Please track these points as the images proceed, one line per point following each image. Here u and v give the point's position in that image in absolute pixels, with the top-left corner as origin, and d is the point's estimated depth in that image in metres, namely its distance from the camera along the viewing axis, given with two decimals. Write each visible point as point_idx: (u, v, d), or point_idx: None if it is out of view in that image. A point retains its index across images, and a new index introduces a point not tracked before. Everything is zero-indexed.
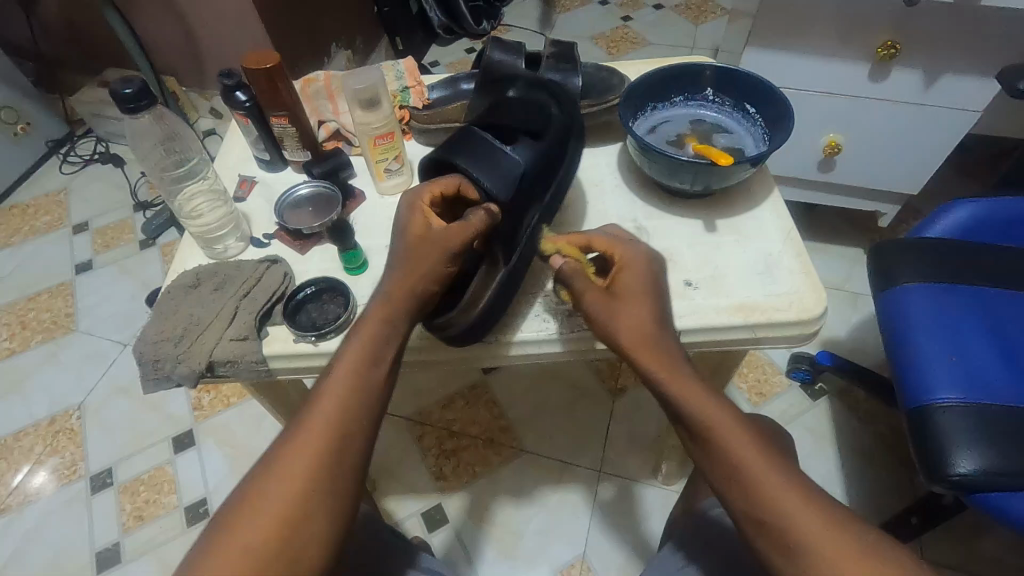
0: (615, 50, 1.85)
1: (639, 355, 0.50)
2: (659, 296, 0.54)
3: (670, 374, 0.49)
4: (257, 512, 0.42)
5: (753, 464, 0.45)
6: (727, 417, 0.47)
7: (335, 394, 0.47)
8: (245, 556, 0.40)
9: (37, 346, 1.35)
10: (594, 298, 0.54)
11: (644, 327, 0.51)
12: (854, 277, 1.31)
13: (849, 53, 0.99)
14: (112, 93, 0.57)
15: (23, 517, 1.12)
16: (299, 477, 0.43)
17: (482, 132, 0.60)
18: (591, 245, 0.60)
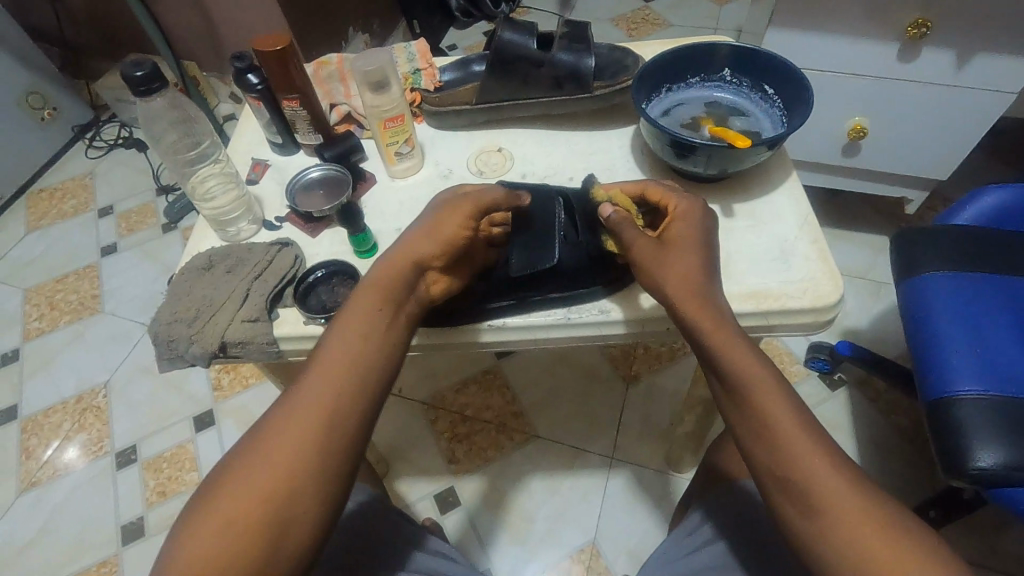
0: (635, 32, 1.82)
1: (685, 305, 0.50)
2: (709, 249, 0.54)
3: (715, 328, 0.49)
4: (249, 479, 0.43)
5: (784, 425, 0.44)
6: (765, 373, 0.47)
7: (336, 367, 0.48)
8: (237, 515, 0.42)
9: (65, 326, 1.39)
10: (645, 248, 0.53)
11: (693, 280, 0.51)
12: (878, 265, 1.27)
13: (877, 32, 0.95)
14: (123, 76, 0.58)
15: (53, 490, 1.17)
16: (294, 444, 0.44)
17: (557, 211, 0.64)
18: (646, 193, 0.60)
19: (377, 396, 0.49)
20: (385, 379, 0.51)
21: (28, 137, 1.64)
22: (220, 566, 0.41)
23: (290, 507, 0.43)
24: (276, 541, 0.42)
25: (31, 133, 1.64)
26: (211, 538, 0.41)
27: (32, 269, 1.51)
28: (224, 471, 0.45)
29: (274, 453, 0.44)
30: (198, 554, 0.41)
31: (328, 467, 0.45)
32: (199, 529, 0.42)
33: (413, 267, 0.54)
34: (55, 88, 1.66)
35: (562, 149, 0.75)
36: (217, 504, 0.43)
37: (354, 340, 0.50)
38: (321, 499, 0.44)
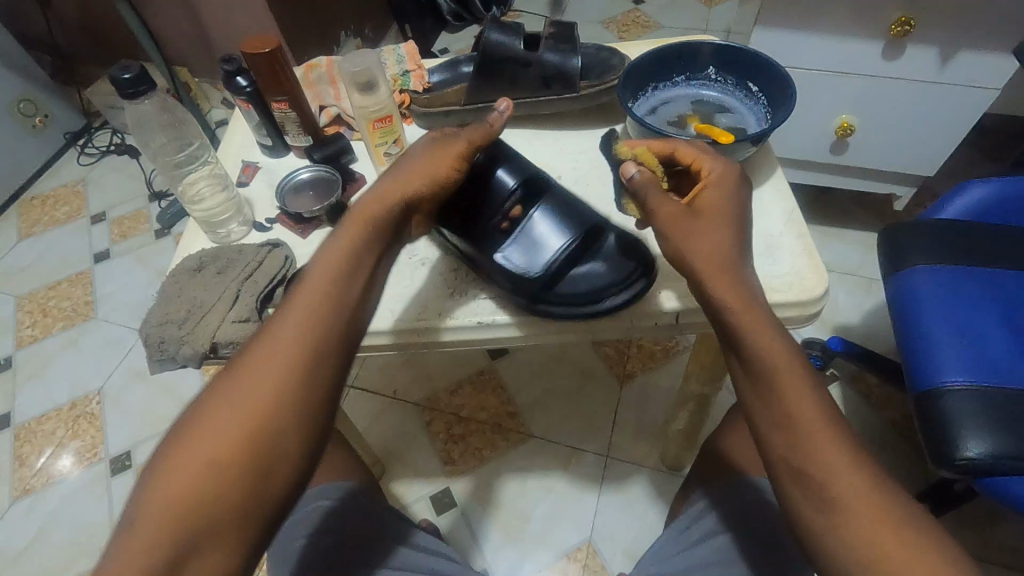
0: (625, 34, 1.83)
1: (716, 283, 0.49)
2: (739, 220, 0.53)
3: (742, 311, 0.48)
4: (229, 414, 0.43)
5: (807, 416, 0.44)
6: (793, 362, 0.46)
7: (311, 305, 0.47)
8: (215, 454, 0.41)
9: (58, 333, 1.39)
10: (671, 209, 0.52)
11: (719, 255, 0.50)
12: (868, 262, 1.28)
13: (862, 30, 0.96)
14: (111, 79, 0.58)
15: (47, 498, 1.16)
16: (271, 383, 0.44)
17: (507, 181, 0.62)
18: (675, 154, 0.58)
19: (353, 335, 0.49)
20: (361, 317, 0.50)
21: (20, 145, 1.63)
22: (199, 504, 0.40)
23: (270, 445, 0.43)
24: (259, 479, 0.42)
25: (23, 140, 1.64)
26: (188, 477, 0.41)
27: (24, 277, 1.50)
28: (197, 411, 0.44)
29: (250, 393, 0.43)
30: (173, 494, 0.40)
31: (308, 402, 0.44)
32: (174, 469, 0.41)
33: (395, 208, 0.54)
34: (46, 96, 1.66)
35: (550, 148, 0.76)
36: (195, 440, 0.42)
37: (329, 277, 0.48)
38: (303, 433, 0.44)
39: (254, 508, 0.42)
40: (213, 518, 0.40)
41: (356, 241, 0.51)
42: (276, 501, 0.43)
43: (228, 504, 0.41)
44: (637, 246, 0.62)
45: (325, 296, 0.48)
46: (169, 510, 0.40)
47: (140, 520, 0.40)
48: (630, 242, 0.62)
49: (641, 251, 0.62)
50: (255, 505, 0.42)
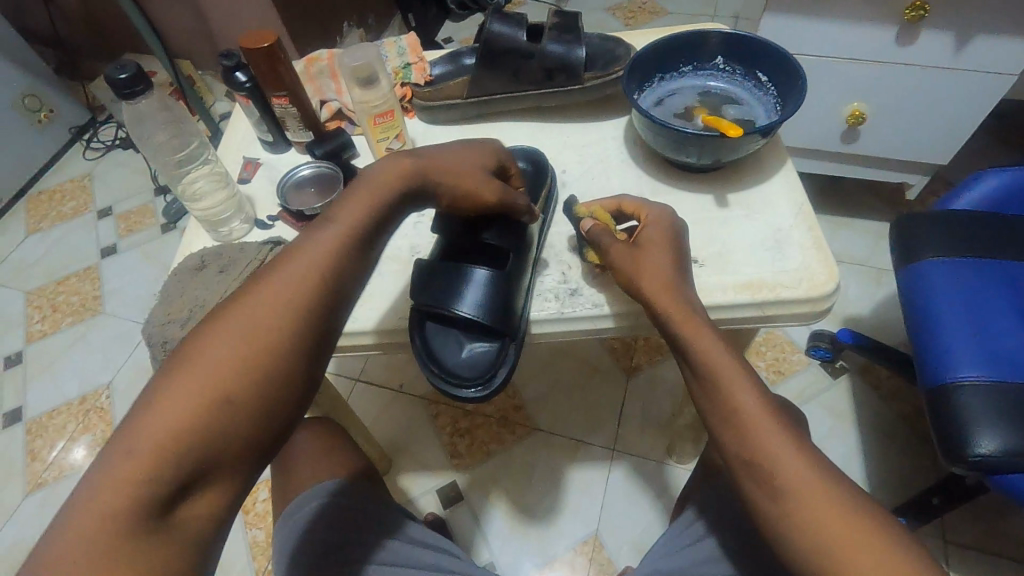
0: (632, 21, 1.80)
1: (658, 300, 0.52)
2: (679, 249, 0.56)
3: (682, 316, 0.50)
4: (232, 350, 0.40)
5: (748, 408, 0.46)
6: (730, 361, 0.48)
7: (328, 240, 0.46)
8: (221, 384, 0.39)
9: (67, 327, 1.40)
10: (616, 251, 0.56)
11: (664, 276, 0.53)
12: (879, 252, 1.27)
13: (874, 16, 0.94)
14: (107, 79, 0.58)
15: (60, 490, 1.17)
16: (282, 317, 0.42)
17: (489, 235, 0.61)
18: (622, 207, 0.62)
19: (367, 277, 0.47)
20: (374, 261, 0.48)
21: (26, 141, 1.64)
22: (198, 436, 0.37)
23: (277, 381, 0.41)
24: (264, 414, 0.40)
25: (28, 136, 1.64)
26: (191, 404, 0.38)
27: (34, 271, 1.51)
28: (200, 338, 0.41)
29: (259, 326, 0.41)
30: (167, 426, 0.37)
31: (314, 346, 0.43)
32: (172, 397, 0.38)
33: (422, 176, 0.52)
34: (51, 91, 1.66)
35: (554, 142, 0.74)
36: (195, 370, 0.39)
37: (352, 220, 0.47)
38: (305, 377, 0.42)
39: (251, 447, 0.39)
40: (215, 450, 0.38)
41: (381, 195, 0.49)
42: (276, 439, 0.41)
43: (232, 437, 0.38)
44: (506, 360, 0.59)
45: (344, 235, 0.46)
46: (166, 438, 0.37)
47: (135, 446, 0.36)
48: (508, 354, 0.59)
49: (504, 369, 0.58)
50: (256, 441, 0.40)
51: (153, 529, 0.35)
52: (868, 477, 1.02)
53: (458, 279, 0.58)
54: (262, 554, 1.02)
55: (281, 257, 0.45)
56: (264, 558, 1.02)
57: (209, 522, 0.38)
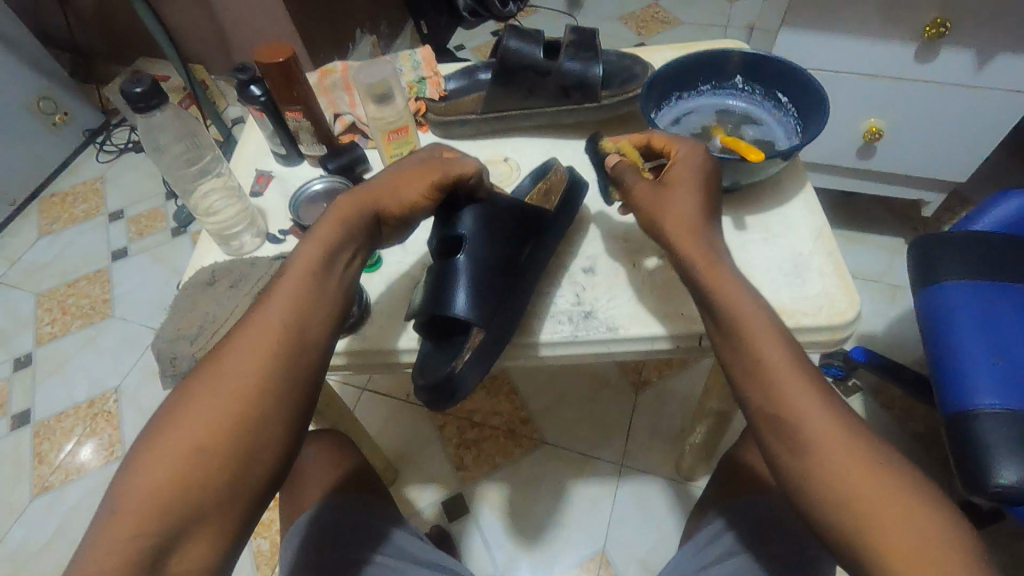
0: (645, 30, 1.79)
1: (681, 241, 0.50)
2: (711, 187, 0.54)
3: (706, 262, 0.49)
4: (213, 404, 0.44)
5: (771, 359, 0.45)
6: (758, 315, 0.47)
7: (294, 292, 0.49)
8: (196, 445, 0.42)
9: (76, 330, 1.40)
10: (640, 192, 0.54)
11: (690, 218, 0.51)
12: (894, 268, 1.25)
13: (893, 33, 0.93)
14: (123, 93, 0.57)
15: (65, 494, 1.17)
16: (251, 376, 0.45)
17: (463, 221, 0.58)
18: (651, 141, 0.58)
19: (337, 322, 0.51)
20: (339, 299, 0.52)
21: (40, 143, 1.65)
22: (185, 491, 0.41)
23: (253, 435, 0.44)
24: (248, 463, 0.43)
25: (42, 138, 1.65)
26: (177, 460, 0.41)
27: (44, 273, 1.52)
28: (181, 399, 0.45)
29: (230, 387, 0.45)
30: (156, 484, 0.41)
31: (290, 393, 0.46)
32: (153, 461, 0.41)
33: (375, 210, 0.55)
34: (66, 94, 1.67)
35: (567, 158, 0.74)
36: (178, 428, 0.43)
37: (315, 270, 0.51)
38: (285, 423, 0.45)
39: (237, 495, 0.43)
40: (197, 507, 0.41)
41: (329, 239, 0.52)
42: (260, 489, 0.44)
43: (213, 486, 0.42)
44: (475, 353, 0.56)
45: (309, 285, 0.50)
46: (150, 500, 0.40)
47: (121, 510, 0.40)
48: (476, 341, 0.57)
49: (470, 360, 0.56)
50: (241, 493, 0.43)
51: None
52: None
53: (445, 286, 0.56)
54: (266, 563, 1.01)
55: (252, 313, 0.49)
56: (268, 567, 1.01)
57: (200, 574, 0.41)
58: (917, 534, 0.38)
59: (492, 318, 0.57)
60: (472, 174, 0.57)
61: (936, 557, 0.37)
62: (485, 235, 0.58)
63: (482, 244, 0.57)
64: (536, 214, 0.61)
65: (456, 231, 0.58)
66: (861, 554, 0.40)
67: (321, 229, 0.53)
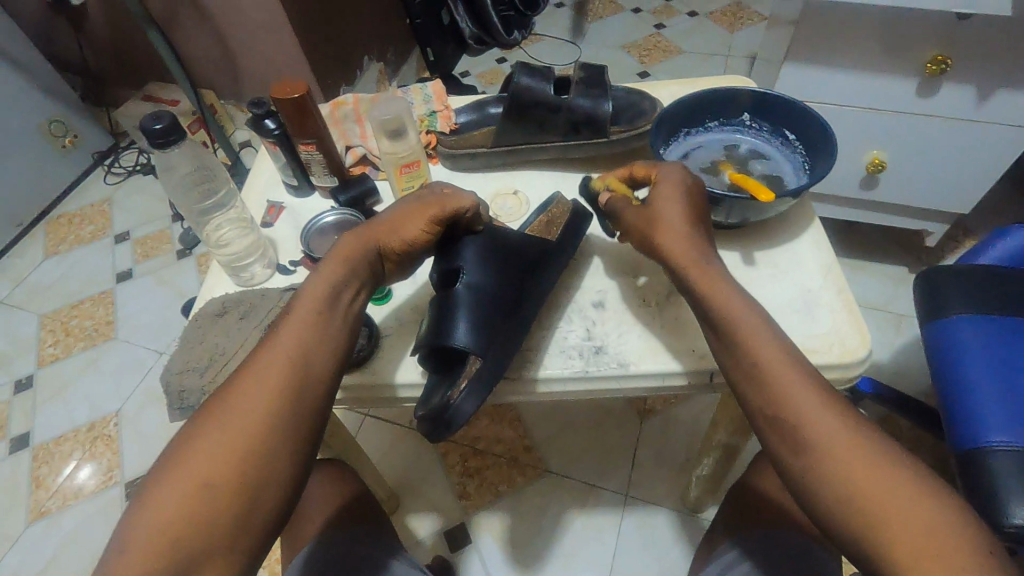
0: (647, 59, 1.83)
1: (672, 250, 0.53)
2: (694, 200, 0.57)
3: (694, 265, 0.52)
4: (219, 438, 0.44)
5: (769, 359, 0.47)
6: (750, 316, 0.49)
7: (299, 327, 0.50)
8: (205, 480, 0.42)
9: (78, 352, 1.40)
10: (632, 217, 0.58)
11: (676, 228, 0.54)
12: (898, 297, 1.25)
13: (895, 68, 0.94)
14: (142, 130, 0.58)
15: (62, 520, 1.16)
16: (259, 411, 0.45)
17: (463, 254, 0.59)
18: (634, 174, 0.62)
19: (342, 357, 0.51)
20: (343, 334, 0.52)
21: (49, 166, 1.66)
22: (191, 525, 0.40)
23: (260, 468, 0.43)
24: (254, 496, 0.43)
25: (52, 161, 1.67)
26: (183, 495, 0.41)
27: (48, 295, 1.52)
28: (188, 435, 0.44)
29: (238, 421, 0.44)
30: (161, 520, 0.40)
31: (296, 426, 0.46)
32: (163, 496, 0.41)
33: (377, 248, 0.57)
34: (76, 117, 1.70)
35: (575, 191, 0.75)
36: (185, 464, 0.42)
37: (320, 305, 0.52)
38: (292, 455, 0.45)
39: (243, 530, 0.42)
40: (205, 542, 0.40)
41: (333, 276, 0.54)
42: (268, 523, 0.43)
43: (218, 521, 0.41)
44: (472, 382, 0.54)
45: (315, 319, 0.51)
46: (159, 536, 0.39)
47: (129, 546, 0.39)
48: (473, 370, 0.55)
49: (466, 389, 0.54)
50: (248, 527, 0.42)
51: None
52: None
53: (445, 317, 0.56)
54: None
55: (259, 349, 0.49)
56: None
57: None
58: (920, 529, 0.39)
59: (491, 345, 0.56)
60: (467, 208, 0.59)
61: (939, 551, 0.38)
62: (483, 265, 0.58)
63: (481, 274, 0.58)
64: (536, 247, 0.62)
65: (455, 265, 0.59)
66: (865, 549, 0.40)
67: (326, 269, 0.54)
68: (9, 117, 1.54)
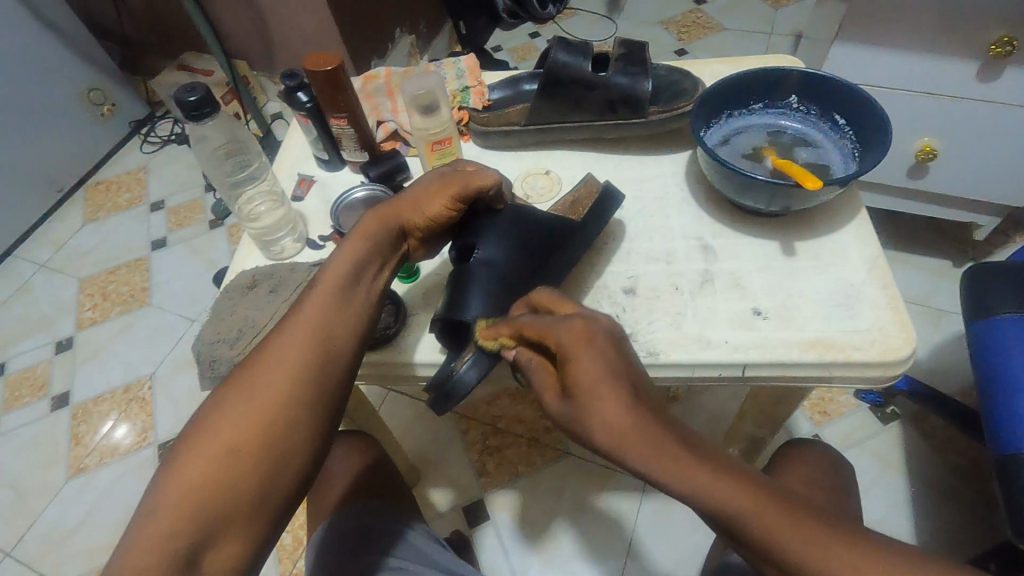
0: (685, 36, 1.76)
1: (629, 453, 0.38)
2: (626, 370, 0.41)
3: (661, 457, 0.37)
4: (240, 412, 0.44)
5: (788, 536, 0.34)
6: (736, 487, 0.36)
7: (320, 302, 0.50)
8: (232, 446, 0.42)
9: (115, 317, 1.44)
10: (553, 405, 0.43)
11: (625, 424, 0.38)
12: (939, 292, 1.20)
13: (955, 50, 0.89)
14: (176, 100, 0.59)
15: (100, 476, 1.21)
16: (282, 382, 0.45)
17: (483, 232, 0.59)
18: (523, 334, 0.48)
19: (364, 329, 0.51)
20: (366, 307, 0.52)
21: (88, 133, 1.69)
22: (211, 496, 0.41)
23: (280, 440, 0.44)
24: (275, 467, 0.43)
25: (91, 128, 1.70)
26: (206, 464, 0.41)
27: (88, 259, 1.56)
28: (212, 407, 0.44)
29: (263, 393, 0.45)
30: (184, 490, 0.40)
31: (317, 399, 0.46)
32: (190, 462, 0.41)
33: (400, 225, 0.57)
34: (114, 86, 1.72)
35: (610, 172, 0.73)
36: (208, 435, 0.43)
37: (343, 281, 0.51)
38: (312, 428, 0.45)
39: (266, 500, 0.42)
40: (232, 505, 0.41)
41: (356, 251, 0.53)
42: (290, 491, 0.44)
43: (240, 491, 0.41)
44: (477, 355, 0.54)
45: (337, 294, 0.51)
46: (187, 498, 0.40)
47: (159, 507, 0.40)
48: (478, 342, 0.55)
49: (470, 360, 0.54)
50: (272, 494, 0.43)
51: None
52: (917, 534, 0.96)
53: (461, 291, 0.57)
54: (288, 557, 1.02)
55: (282, 323, 0.49)
56: (290, 561, 1.01)
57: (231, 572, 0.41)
58: None
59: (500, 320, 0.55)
60: (492, 184, 0.58)
61: None
62: (502, 243, 0.58)
63: (500, 252, 0.58)
64: (559, 227, 0.61)
65: (473, 241, 0.58)
66: None
67: (349, 244, 0.54)
68: (50, 83, 1.56)
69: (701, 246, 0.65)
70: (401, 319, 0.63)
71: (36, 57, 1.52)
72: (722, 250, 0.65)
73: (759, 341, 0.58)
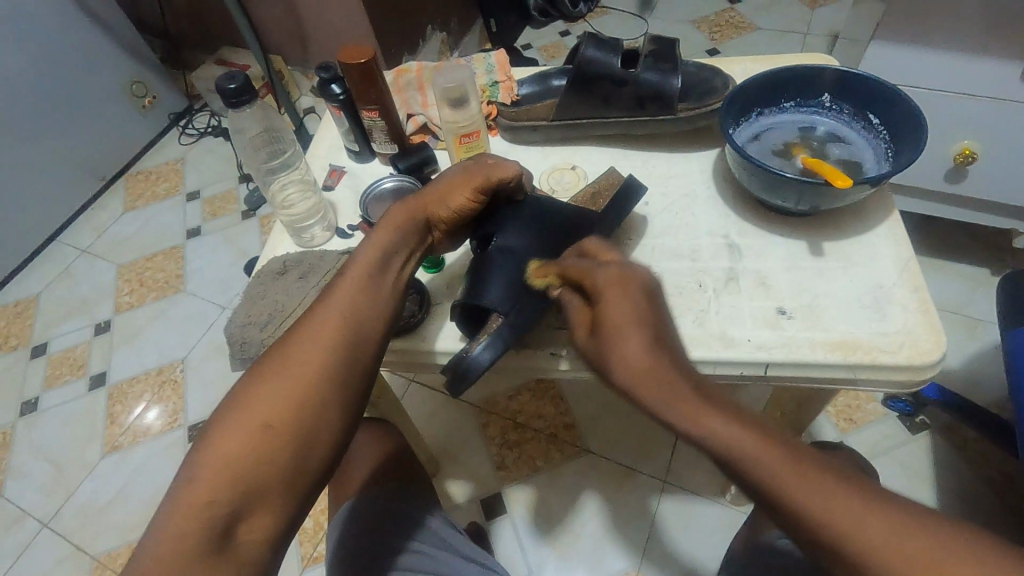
0: (718, 35, 1.74)
1: (647, 393, 0.42)
2: (651, 315, 0.46)
3: (673, 394, 0.41)
4: (273, 390, 0.45)
5: (794, 482, 0.36)
6: (744, 433, 0.38)
7: (351, 288, 0.51)
8: (264, 424, 0.44)
9: (150, 302, 1.49)
10: (584, 342, 0.49)
11: (645, 363, 0.43)
12: (976, 301, 1.17)
13: (1000, 49, 0.86)
14: (218, 89, 0.61)
15: (133, 455, 1.25)
16: (315, 362, 0.47)
17: (501, 221, 0.60)
18: (568, 276, 0.53)
19: (392, 315, 0.53)
20: (394, 293, 0.54)
21: (130, 124, 1.75)
22: (248, 468, 0.42)
23: (313, 418, 0.45)
24: (308, 443, 0.45)
25: (133, 119, 1.76)
26: (241, 440, 0.43)
27: (126, 246, 1.62)
28: (247, 386, 0.46)
29: (296, 373, 0.46)
30: (222, 463, 0.42)
31: (346, 379, 0.47)
32: (227, 435, 0.43)
33: (424, 216, 0.58)
34: (156, 79, 1.78)
35: (637, 169, 0.73)
36: (243, 412, 0.44)
37: (371, 268, 0.53)
38: (343, 406, 0.47)
39: (299, 475, 0.44)
40: (265, 479, 0.42)
41: (383, 241, 0.55)
42: (321, 469, 0.45)
43: (276, 464, 0.43)
44: (492, 337, 0.55)
45: (366, 280, 0.52)
46: (223, 471, 0.42)
47: (197, 479, 0.41)
48: (495, 325, 0.56)
49: (485, 342, 0.55)
50: (303, 471, 0.44)
51: (217, 549, 0.40)
52: None
53: (477, 278, 0.58)
54: (309, 540, 1.05)
55: (313, 307, 0.51)
56: (311, 544, 1.04)
57: (265, 545, 0.42)
58: None
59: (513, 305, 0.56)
60: (511, 176, 0.59)
61: None
62: (519, 231, 0.59)
63: (517, 239, 0.59)
64: (578, 220, 0.61)
65: (492, 231, 0.60)
66: None
67: (376, 235, 0.55)
68: (96, 76, 1.63)
69: (727, 244, 0.65)
70: (425, 309, 0.64)
71: (83, 51, 1.58)
72: (748, 249, 0.64)
73: (783, 341, 0.57)
